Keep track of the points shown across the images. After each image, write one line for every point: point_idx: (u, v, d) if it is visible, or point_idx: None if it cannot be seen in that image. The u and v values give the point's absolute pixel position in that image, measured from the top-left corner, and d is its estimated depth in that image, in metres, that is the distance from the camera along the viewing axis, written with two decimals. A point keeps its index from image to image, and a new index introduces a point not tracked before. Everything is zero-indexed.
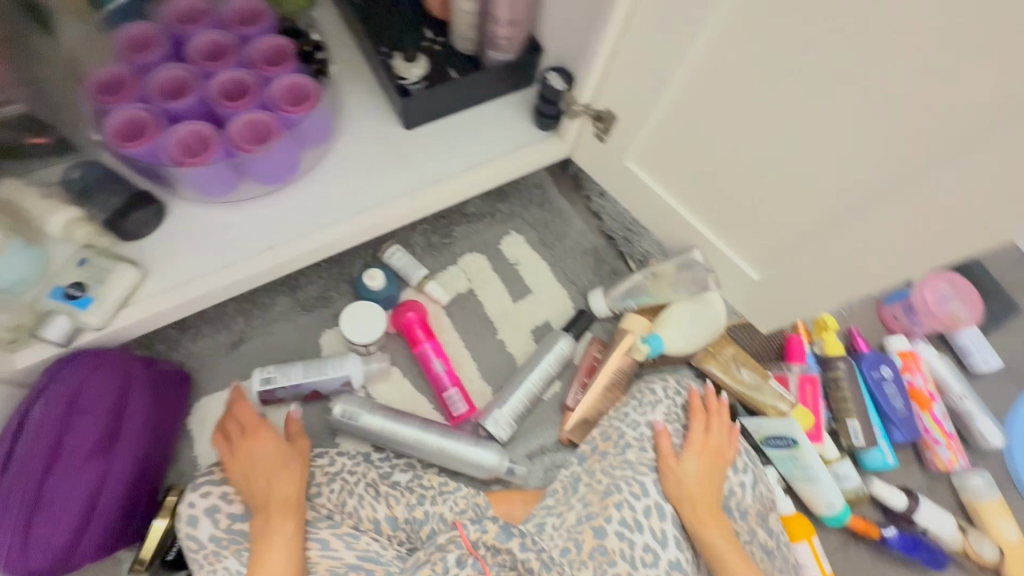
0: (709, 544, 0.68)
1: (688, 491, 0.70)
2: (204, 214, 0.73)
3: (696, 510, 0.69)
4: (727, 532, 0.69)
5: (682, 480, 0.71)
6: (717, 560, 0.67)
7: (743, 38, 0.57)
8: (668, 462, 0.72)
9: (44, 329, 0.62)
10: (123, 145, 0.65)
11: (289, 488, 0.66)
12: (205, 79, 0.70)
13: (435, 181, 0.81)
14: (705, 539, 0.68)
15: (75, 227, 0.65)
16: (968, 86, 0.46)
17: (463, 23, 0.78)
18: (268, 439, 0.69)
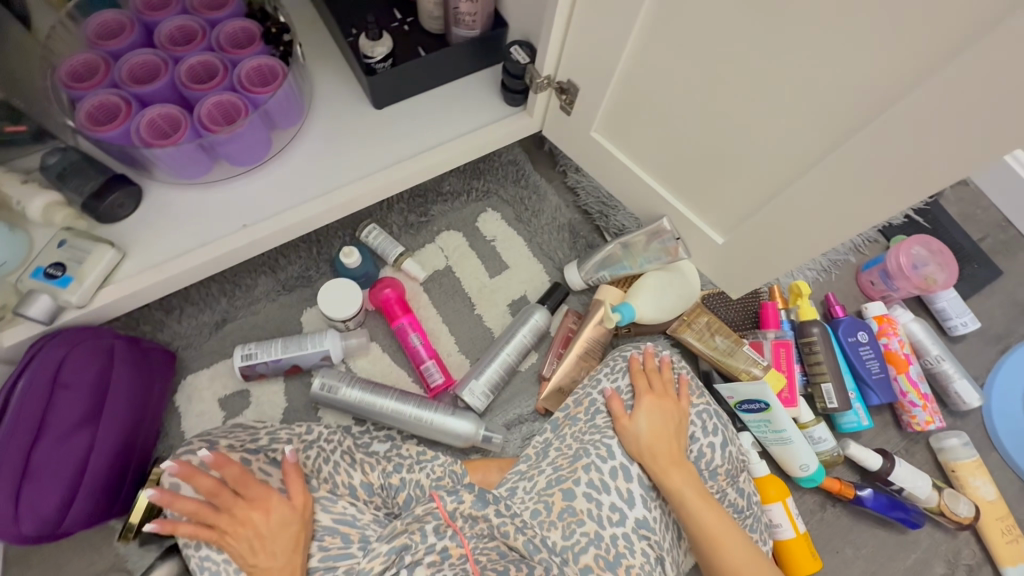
0: (672, 492, 0.68)
1: (646, 446, 0.70)
2: (180, 195, 0.75)
3: (656, 461, 0.70)
4: (689, 478, 0.69)
5: (640, 435, 0.71)
6: (682, 507, 0.68)
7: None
8: (624, 422, 0.73)
9: (25, 308, 0.64)
10: (95, 129, 0.67)
11: (294, 559, 0.61)
12: (175, 64, 0.72)
13: (406, 158, 0.83)
14: (668, 488, 0.68)
15: (54, 210, 0.68)
16: (898, 34, 0.47)
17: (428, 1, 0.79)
18: (277, 506, 0.63)
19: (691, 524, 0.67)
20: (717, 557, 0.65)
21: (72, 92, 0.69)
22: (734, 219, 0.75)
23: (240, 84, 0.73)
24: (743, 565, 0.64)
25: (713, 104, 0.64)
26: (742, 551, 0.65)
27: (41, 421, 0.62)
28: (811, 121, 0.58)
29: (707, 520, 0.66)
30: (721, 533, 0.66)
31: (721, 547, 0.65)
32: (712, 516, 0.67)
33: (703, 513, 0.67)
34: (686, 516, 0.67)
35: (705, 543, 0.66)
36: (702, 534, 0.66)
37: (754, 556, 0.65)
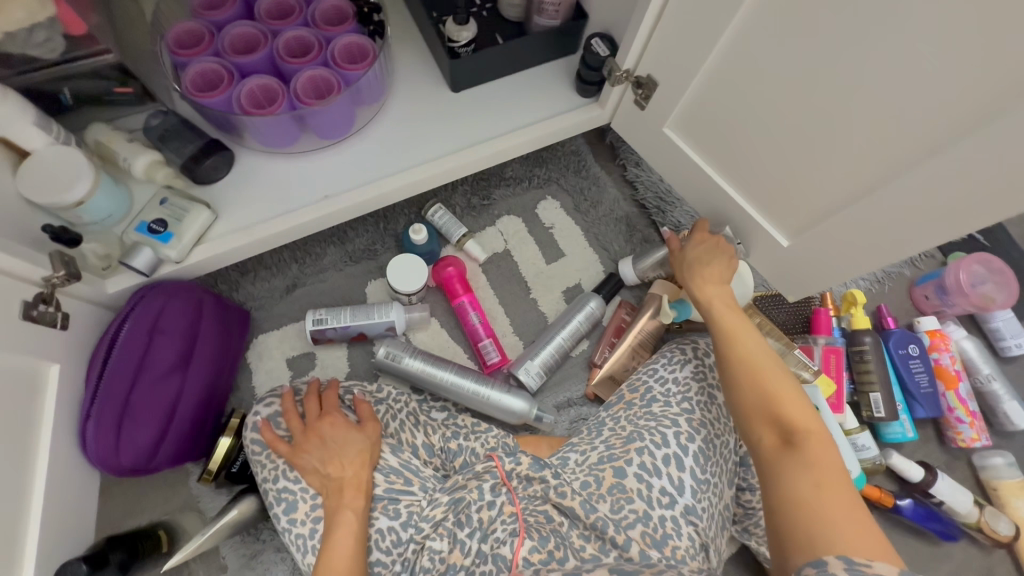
0: (710, 309, 0.73)
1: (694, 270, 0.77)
2: (268, 164, 0.79)
3: (699, 285, 0.75)
4: (734, 307, 0.73)
5: (692, 265, 0.77)
6: (714, 321, 0.72)
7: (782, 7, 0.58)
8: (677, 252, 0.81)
9: (131, 258, 0.69)
10: (200, 96, 0.71)
11: (358, 470, 0.68)
12: (272, 37, 0.75)
13: (477, 142, 0.85)
14: (706, 300, 0.73)
15: (155, 169, 0.73)
16: (999, 55, 0.47)
17: None
18: (344, 425, 0.71)
19: (720, 333, 0.70)
20: (734, 368, 0.67)
21: (177, 58, 0.73)
22: (802, 225, 0.76)
23: (332, 60, 0.76)
24: (759, 377, 0.65)
25: (796, 109, 0.65)
26: (765, 366, 0.66)
27: (140, 363, 0.68)
28: (898, 133, 0.58)
29: (734, 336, 0.69)
30: (750, 351, 0.67)
31: (743, 357, 0.67)
32: (745, 337, 0.69)
33: (736, 329, 0.70)
34: (716, 327, 0.71)
35: (727, 352, 0.68)
36: (726, 339, 0.69)
37: (776, 377, 0.65)
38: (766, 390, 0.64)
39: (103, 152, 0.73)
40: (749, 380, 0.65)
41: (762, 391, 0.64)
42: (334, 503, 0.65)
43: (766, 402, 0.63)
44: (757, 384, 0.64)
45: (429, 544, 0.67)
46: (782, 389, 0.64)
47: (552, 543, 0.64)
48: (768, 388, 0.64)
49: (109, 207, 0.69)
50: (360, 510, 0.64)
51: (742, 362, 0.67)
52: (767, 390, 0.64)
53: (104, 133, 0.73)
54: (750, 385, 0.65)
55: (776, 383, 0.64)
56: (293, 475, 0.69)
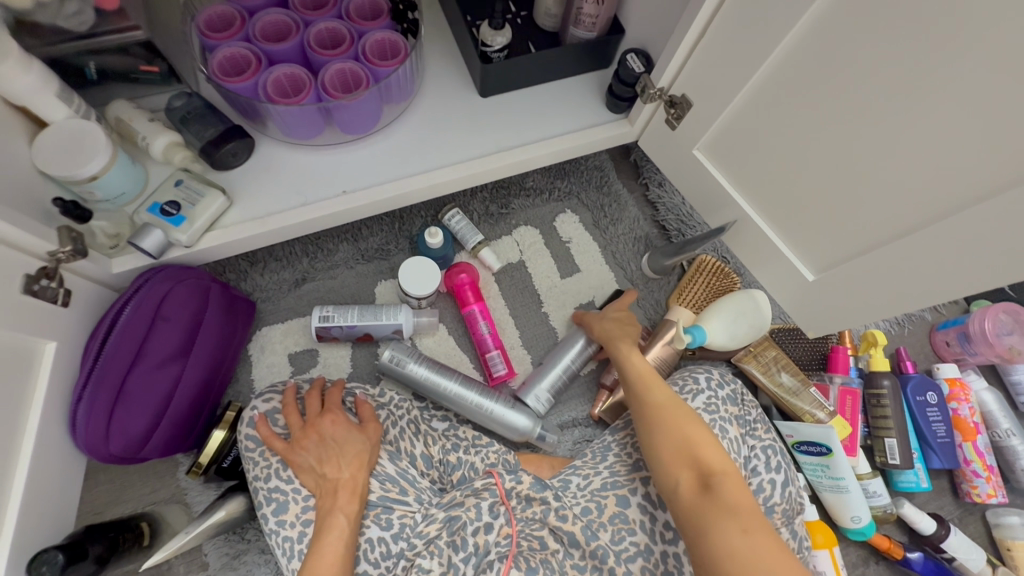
0: (624, 362, 0.75)
1: (606, 328, 0.82)
2: (288, 154, 0.78)
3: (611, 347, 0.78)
4: (643, 359, 0.74)
5: (604, 327, 0.82)
6: (625, 374, 0.73)
7: (827, 39, 0.57)
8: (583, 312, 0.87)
9: (140, 239, 0.67)
10: (226, 80, 0.70)
11: (357, 474, 0.65)
12: (304, 27, 0.74)
13: (500, 149, 0.83)
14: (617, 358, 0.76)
15: (173, 151, 0.72)
16: None
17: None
18: (345, 423, 0.69)
19: (631, 383, 0.72)
20: (645, 416, 0.67)
21: (206, 40, 0.71)
22: (829, 261, 0.73)
23: (363, 55, 0.74)
24: (666, 421, 0.65)
25: (836, 140, 0.62)
26: (672, 408, 0.66)
27: (138, 350, 0.65)
28: (942, 175, 0.55)
29: (644, 384, 0.70)
30: (657, 397, 0.68)
31: (653, 404, 0.68)
32: (652, 382, 0.70)
33: (645, 377, 0.71)
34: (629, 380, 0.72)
35: (639, 400, 0.69)
36: (636, 388, 0.71)
37: (683, 420, 0.65)
38: (675, 436, 0.64)
39: (123, 130, 0.72)
40: (658, 427, 0.65)
41: (672, 438, 0.64)
42: (327, 506, 0.62)
43: (682, 451, 0.63)
44: (666, 428, 0.65)
45: (419, 561, 0.63)
46: (692, 430, 0.64)
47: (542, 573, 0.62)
48: (679, 432, 0.64)
49: (123, 185, 0.68)
50: (353, 515, 0.62)
51: (651, 409, 0.67)
52: (679, 434, 0.64)
53: (125, 110, 0.72)
54: (660, 431, 0.65)
55: (684, 428, 0.64)
56: (286, 474, 0.67)
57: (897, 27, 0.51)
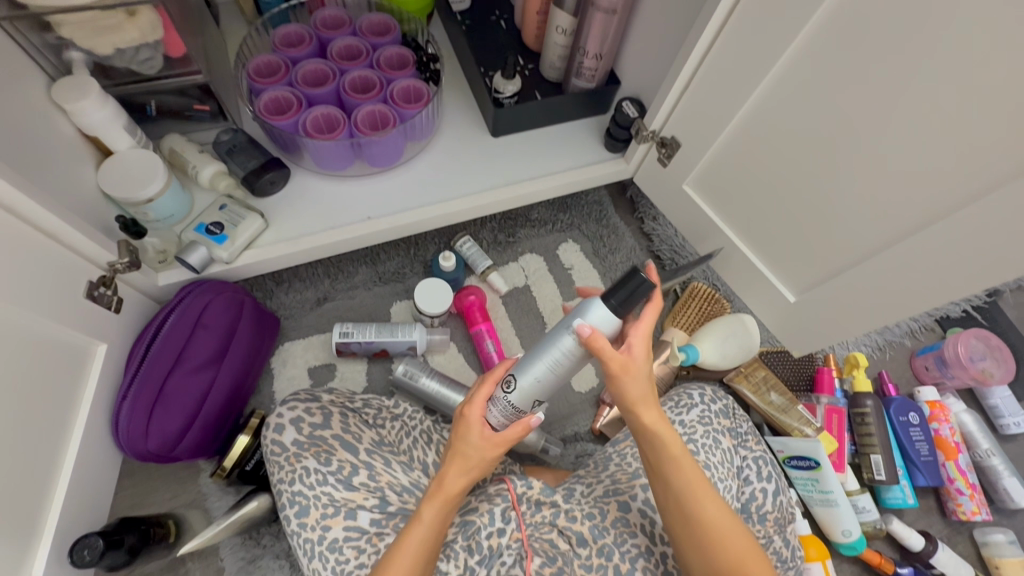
0: (649, 440, 0.59)
1: (639, 401, 0.56)
2: (319, 183, 0.86)
3: (635, 421, 0.58)
4: (675, 437, 0.59)
5: (636, 404, 0.57)
6: (651, 459, 0.60)
7: (791, 90, 0.67)
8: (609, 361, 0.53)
9: (187, 255, 0.74)
10: (271, 118, 0.80)
11: (459, 479, 0.58)
12: (340, 74, 0.84)
13: (510, 183, 0.93)
14: (639, 433, 0.59)
15: (219, 179, 0.80)
16: (975, 145, 0.55)
17: (554, 54, 0.91)
18: (476, 426, 0.57)
19: (658, 470, 0.60)
20: (677, 514, 0.60)
21: (255, 85, 0.82)
22: (807, 283, 0.81)
23: (390, 98, 0.85)
24: (705, 533, 0.58)
25: (806, 176, 0.72)
26: (713, 514, 0.58)
27: (179, 353, 0.72)
28: (896, 204, 0.64)
29: (674, 478, 0.59)
30: (692, 495, 0.59)
31: (688, 505, 0.59)
32: (685, 473, 0.59)
33: (679, 468, 0.59)
34: (651, 460, 0.61)
35: (669, 493, 0.60)
36: (665, 478, 0.60)
37: (724, 528, 0.58)
38: (715, 551, 0.57)
39: (175, 160, 0.80)
40: (693, 535, 0.59)
41: (711, 551, 0.58)
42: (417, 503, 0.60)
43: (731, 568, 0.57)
44: (704, 539, 0.58)
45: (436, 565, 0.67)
46: (734, 541, 0.57)
47: (557, 567, 0.67)
48: (717, 543, 0.58)
49: (173, 207, 0.76)
50: (432, 522, 0.58)
51: (686, 513, 0.59)
52: (721, 551, 0.57)
53: (179, 143, 0.81)
54: (696, 541, 0.58)
55: (724, 536, 0.58)
56: (309, 481, 0.69)
57: (846, 81, 0.61)
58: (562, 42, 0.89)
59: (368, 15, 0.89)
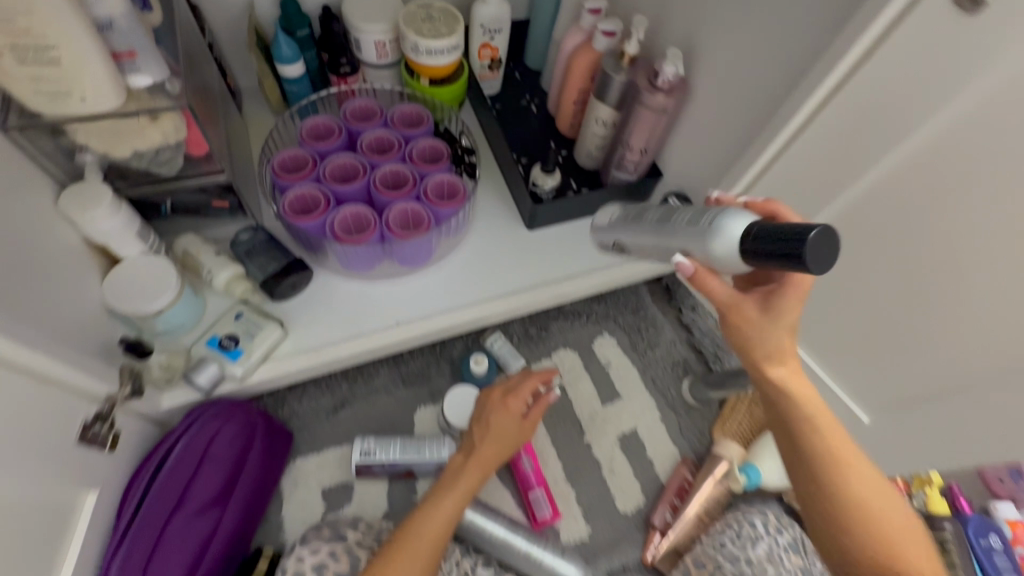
0: (789, 396, 0.55)
1: (778, 353, 0.53)
2: (343, 284, 0.79)
3: (773, 388, 0.55)
4: (814, 401, 0.55)
5: (775, 355, 0.53)
6: (787, 435, 0.58)
7: None
8: (735, 306, 0.51)
9: (196, 375, 0.66)
10: (296, 218, 0.73)
11: (492, 449, 0.71)
12: (371, 168, 0.79)
13: (547, 280, 0.86)
14: (777, 396, 0.56)
15: (235, 284, 0.73)
16: None
17: (593, 144, 0.87)
18: (513, 414, 0.73)
19: (800, 450, 0.57)
20: (823, 476, 0.57)
21: (279, 181, 0.76)
22: None
23: (424, 194, 0.79)
24: (851, 505, 0.57)
25: (887, 282, 0.67)
26: (856, 474, 0.57)
27: (182, 494, 0.64)
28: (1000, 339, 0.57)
29: (819, 443, 0.56)
30: (834, 450, 0.56)
31: (833, 481, 0.57)
32: (830, 440, 0.56)
33: (817, 430, 0.56)
34: (793, 425, 0.57)
35: (810, 475, 0.58)
36: (807, 466, 0.58)
37: (858, 465, 0.57)
38: (860, 508, 0.57)
39: (188, 263, 0.74)
40: (842, 507, 0.57)
41: (857, 486, 0.57)
42: (449, 471, 0.70)
43: (864, 526, 0.57)
44: (849, 515, 0.57)
45: None
46: (866, 469, 0.58)
47: None
48: (864, 523, 0.57)
49: (183, 314, 0.68)
50: (460, 493, 0.67)
51: (834, 472, 0.57)
52: (860, 502, 0.57)
53: (193, 243, 0.74)
54: (843, 509, 0.57)
55: (864, 486, 0.57)
56: None
57: None
58: (601, 133, 0.84)
59: (400, 105, 0.85)
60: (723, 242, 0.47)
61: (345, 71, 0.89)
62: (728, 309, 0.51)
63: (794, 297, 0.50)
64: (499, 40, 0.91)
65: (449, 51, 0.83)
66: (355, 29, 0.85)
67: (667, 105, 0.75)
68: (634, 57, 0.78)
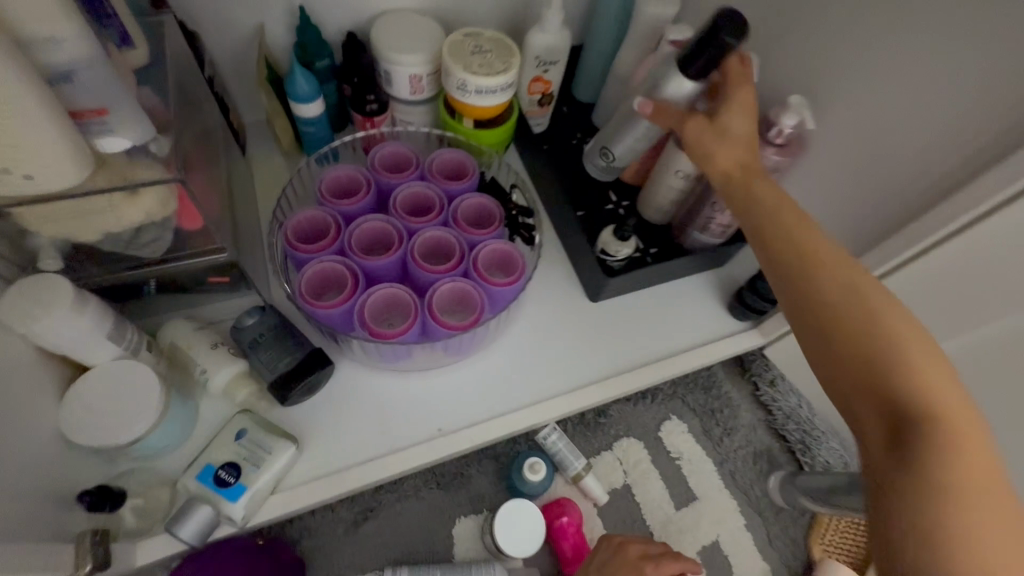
0: (853, 300, 0.42)
1: (823, 250, 0.44)
2: (371, 379, 0.64)
3: (821, 277, 0.43)
4: (896, 302, 0.42)
5: (811, 266, 0.44)
6: (863, 394, 0.40)
7: None
8: (745, 171, 0.50)
9: (180, 526, 0.50)
10: (314, 304, 0.58)
11: None
12: (407, 236, 0.64)
13: (618, 368, 0.71)
14: (831, 288, 0.43)
15: (236, 387, 0.58)
16: None
17: (663, 193, 0.69)
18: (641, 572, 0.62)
19: (882, 414, 0.39)
20: (922, 478, 0.36)
21: (295, 253, 0.61)
22: None
23: (473, 269, 0.64)
24: (973, 544, 0.34)
25: None
26: (984, 473, 0.36)
27: None
28: None
29: (903, 359, 0.39)
30: (949, 428, 0.37)
31: (947, 484, 0.35)
32: (935, 404, 0.38)
33: (922, 391, 0.38)
34: (853, 316, 0.41)
35: (897, 475, 0.37)
36: (896, 442, 0.38)
37: (997, 477, 0.36)
38: (987, 564, 0.33)
39: (177, 358, 0.58)
40: (957, 539, 0.34)
41: (982, 530, 0.34)
42: None
43: (871, 355, 0.40)
44: (971, 501, 0.35)
45: None
46: (1011, 504, 0.35)
47: None
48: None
49: (168, 437, 0.54)
50: None
51: (945, 472, 0.35)
52: (1012, 556, 0.34)
53: (184, 333, 0.58)
54: (958, 558, 0.33)
55: (998, 520, 0.34)
56: None
57: None
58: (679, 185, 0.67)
59: (440, 152, 0.70)
60: (679, 92, 0.55)
61: (372, 109, 0.74)
62: (724, 169, 0.51)
63: (749, 113, 0.53)
64: (554, 72, 0.76)
65: (503, 89, 0.68)
66: (385, 60, 0.69)
67: (782, 164, 0.60)
68: None
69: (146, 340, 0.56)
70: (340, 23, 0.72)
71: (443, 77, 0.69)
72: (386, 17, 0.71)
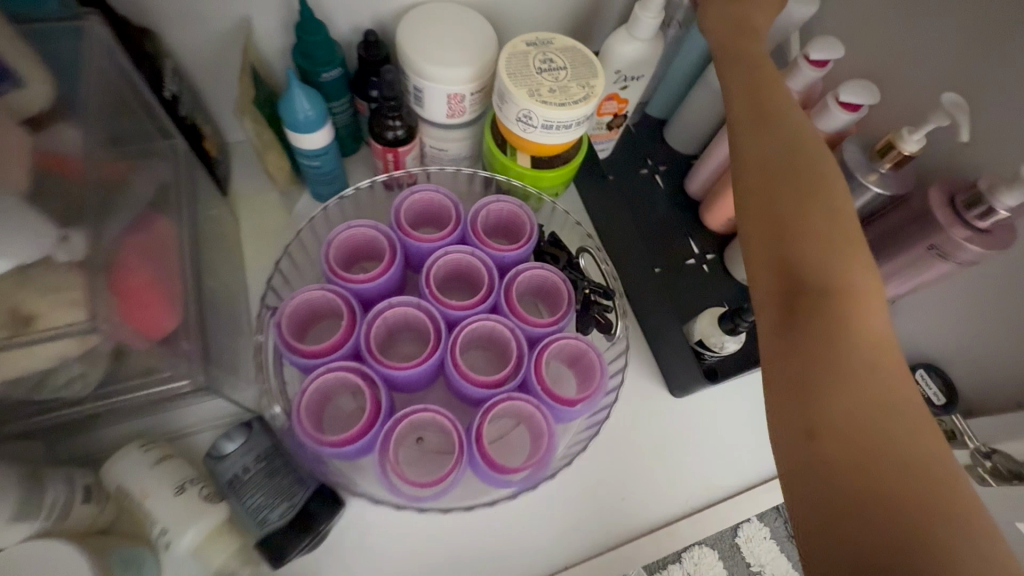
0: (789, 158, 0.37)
1: (777, 119, 0.39)
2: (393, 522, 0.48)
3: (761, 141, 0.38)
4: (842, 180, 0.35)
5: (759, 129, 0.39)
6: (769, 261, 0.34)
7: None
8: (739, 29, 0.44)
9: None
10: (320, 436, 0.43)
11: None
12: (448, 330, 0.48)
13: (719, 496, 0.53)
14: (770, 154, 0.37)
15: (210, 549, 0.42)
16: None
17: None
18: None
19: (783, 284, 0.33)
20: (809, 348, 0.31)
21: (293, 357, 0.45)
22: None
23: (534, 376, 0.47)
24: (837, 419, 0.29)
25: None
26: (883, 363, 0.30)
27: None
28: None
29: (820, 231, 0.33)
30: (853, 305, 0.31)
31: (822, 354, 0.31)
32: (845, 283, 0.32)
33: (834, 268, 0.32)
34: (789, 184, 0.35)
35: (787, 351, 0.32)
36: (790, 314, 0.32)
37: (895, 372, 0.30)
38: (851, 440, 0.28)
39: (127, 508, 0.42)
40: (819, 412, 0.29)
41: (850, 406, 0.29)
42: None
43: (783, 221, 0.34)
44: (852, 378, 0.30)
45: None
46: (907, 396, 0.29)
47: None
48: (851, 461, 0.28)
49: None
50: None
51: (827, 345, 0.31)
52: (888, 444, 0.28)
53: (135, 473, 0.42)
54: (824, 430, 0.29)
55: (879, 406, 0.29)
56: None
57: None
58: None
59: (489, 202, 0.53)
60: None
61: (396, 136, 0.54)
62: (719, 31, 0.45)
63: None
64: (636, 89, 0.58)
65: (578, 123, 0.49)
66: (417, 73, 0.51)
67: (982, 257, 0.43)
68: (908, 157, 0.45)
69: (83, 489, 0.40)
70: (353, 17, 0.53)
71: (497, 101, 0.50)
72: (417, 12, 0.52)
